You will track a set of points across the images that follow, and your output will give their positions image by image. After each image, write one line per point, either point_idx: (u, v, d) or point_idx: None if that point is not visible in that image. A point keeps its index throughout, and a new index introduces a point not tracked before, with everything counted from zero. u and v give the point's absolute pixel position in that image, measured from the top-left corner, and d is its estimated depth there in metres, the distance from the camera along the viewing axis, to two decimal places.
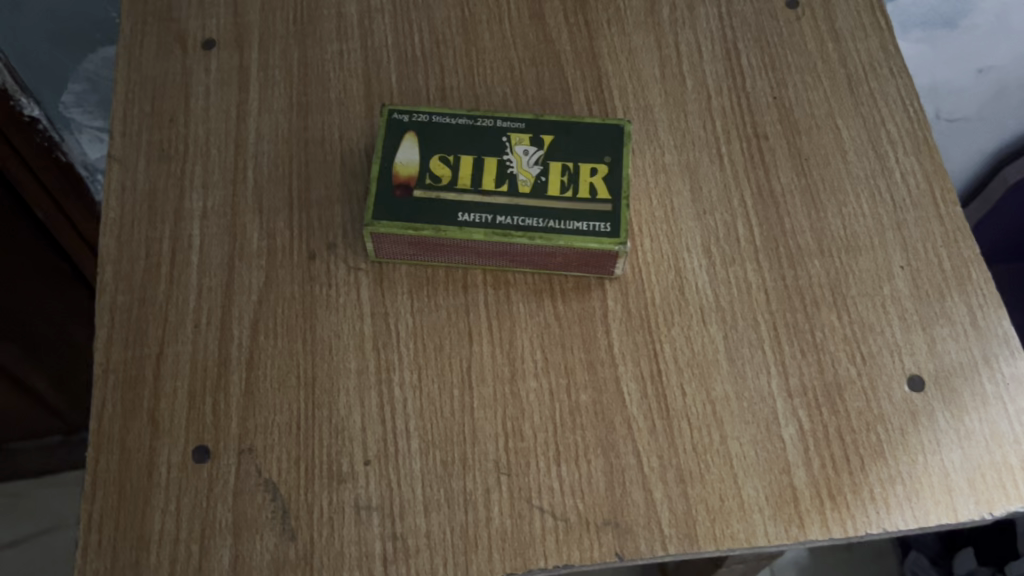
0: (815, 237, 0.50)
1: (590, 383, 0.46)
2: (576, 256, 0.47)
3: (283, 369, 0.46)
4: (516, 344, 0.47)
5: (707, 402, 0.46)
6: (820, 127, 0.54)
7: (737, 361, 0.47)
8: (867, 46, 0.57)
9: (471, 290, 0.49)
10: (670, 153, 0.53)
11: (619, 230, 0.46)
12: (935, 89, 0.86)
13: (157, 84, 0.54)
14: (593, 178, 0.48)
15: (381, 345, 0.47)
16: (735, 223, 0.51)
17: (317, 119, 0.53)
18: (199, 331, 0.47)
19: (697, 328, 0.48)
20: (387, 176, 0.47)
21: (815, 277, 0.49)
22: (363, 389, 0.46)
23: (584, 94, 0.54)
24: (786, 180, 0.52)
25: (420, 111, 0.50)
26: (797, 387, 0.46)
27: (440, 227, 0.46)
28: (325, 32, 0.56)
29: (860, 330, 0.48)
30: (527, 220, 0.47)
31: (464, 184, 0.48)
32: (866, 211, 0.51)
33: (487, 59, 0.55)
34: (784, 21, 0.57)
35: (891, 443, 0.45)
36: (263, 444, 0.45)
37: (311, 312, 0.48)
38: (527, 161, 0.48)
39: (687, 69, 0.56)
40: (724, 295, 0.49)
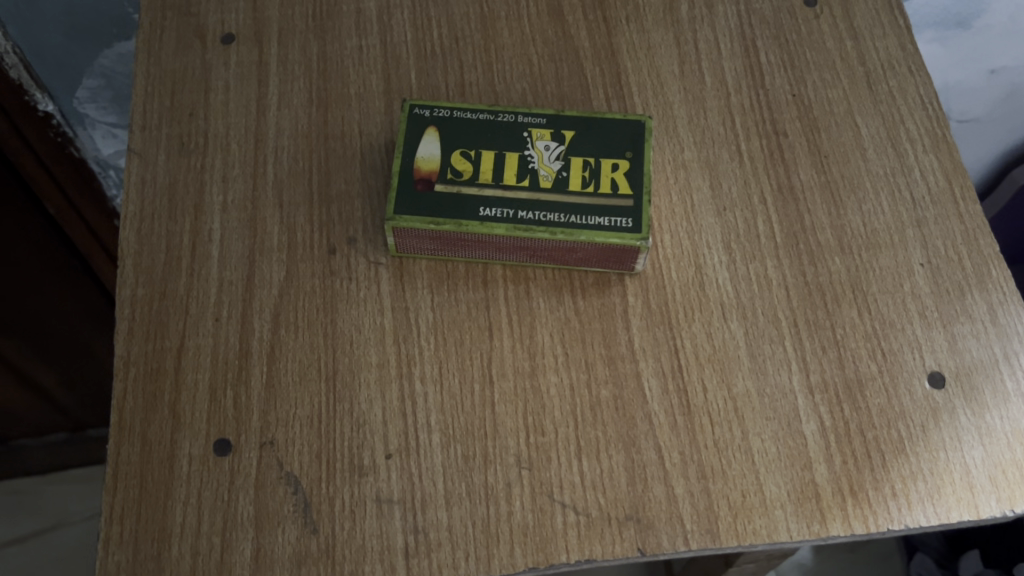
0: (836, 234, 0.50)
1: (610, 378, 0.46)
2: (597, 251, 0.47)
3: (304, 363, 0.46)
4: (537, 340, 0.47)
5: (728, 398, 0.46)
6: (840, 125, 0.54)
7: (758, 357, 0.47)
8: (885, 44, 0.57)
9: (492, 285, 0.49)
10: (689, 150, 0.53)
11: (641, 225, 0.46)
12: (948, 90, 0.86)
13: (176, 78, 0.54)
14: (615, 173, 0.48)
15: (402, 339, 0.47)
16: (755, 220, 0.51)
17: (337, 114, 0.53)
18: (220, 324, 0.47)
19: (718, 324, 0.48)
20: (409, 170, 0.47)
21: (835, 274, 0.49)
22: (384, 383, 0.46)
23: (604, 90, 0.54)
24: (806, 177, 0.52)
25: (441, 106, 0.50)
26: (818, 384, 0.46)
27: (462, 221, 0.46)
28: (344, 28, 0.56)
29: (880, 327, 0.48)
30: (549, 215, 0.47)
31: (485, 179, 0.48)
32: (886, 209, 0.51)
33: (506, 56, 0.55)
34: (803, 19, 0.57)
35: (912, 439, 0.45)
36: (284, 438, 0.45)
37: (332, 306, 0.48)
38: (548, 156, 0.49)
39: (706, 66, 0.56)
40: (745, 292, 0.49)
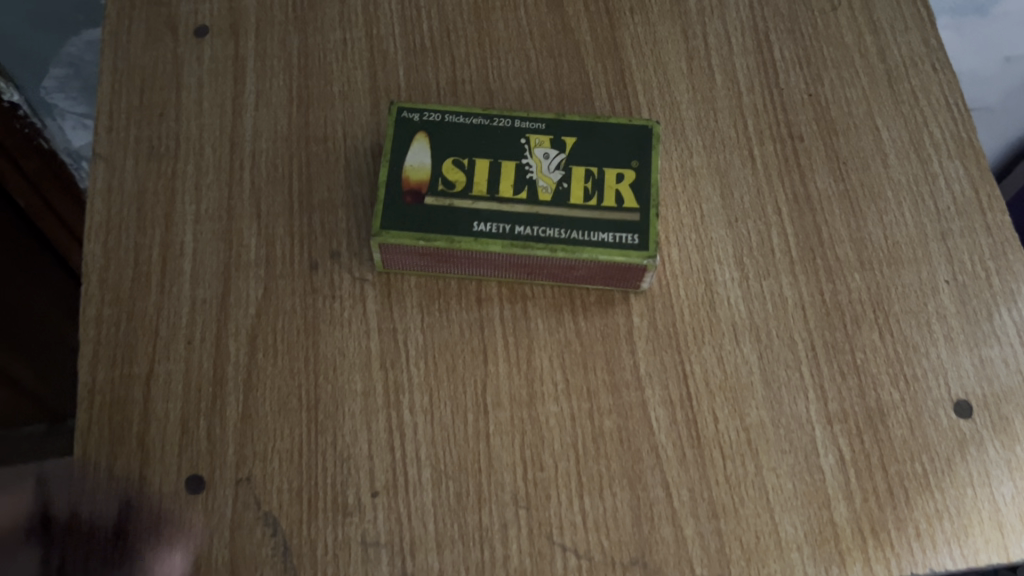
0: (855, 248, 0.47)
1: (614, 408, 0.43)
2: (601, 269, 0.44)
3: (284, 391, 0.43)
4: (535, 365, 0.44)
5: (741, 429, 0.43)
6: (859, 127, 0.50)
7: (773, 384, 0.44)
8: (907, 38, 0.53)
9: (486, 303, 0.45)
10: (698, 155, 0.49)
11: (648, 242, 0.43)
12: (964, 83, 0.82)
13: (145, 74, 0.50)
14: (619, 185, 0.44)
15: (389, 364, 0.44)
16: (769, 232, 0.47)
17: (319, 114, 0.49)
18: (192, 348, 0.44)
19: (730, 347, 0.44)
20: (397, 181, 0.44)
21: (855, 292, 0.46)
22: (370, 414, 0.42)
23: (606, 89, 0.50)
24: (823, 185, 0.48)
25: (431, 109, 0.46)
26: (837, 413, 0.43)
27: (454, 238, 0.43)
28: (326, 19, 0.52)
29: (902, 351, 0.45)
30: (548, 230, 0.43)
31: (479, 191, 0.44)
32: (909, 219, 0.48)
33: (501, 50, 0.51)
34: (819, 11, 0.53)
35: (937, 474, 0.42)
36: (262, 473, 0.41)
37: (313, 327, 0.44)
38: (548, 165, 0.45)
39: (716, 62, 0.52)
40: (759, 311, 0.45)
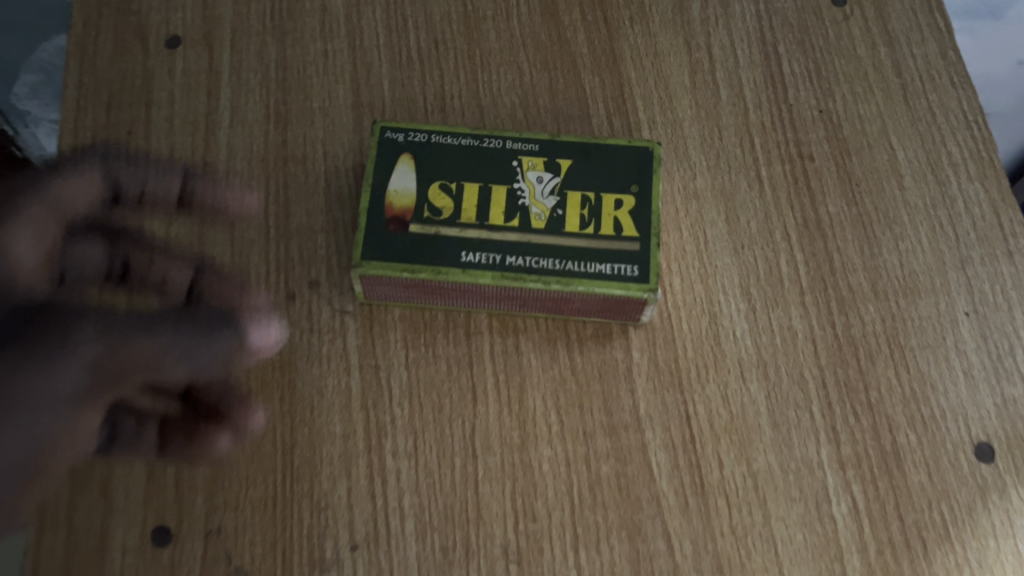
0: (869, 277, 0.44)
1: (612, 452, 0.40)
2: (598, 302, 0.41)
3: (257, 434, 0.40)
4: (527, 405, 0.41)
5: (747, 475, 0.40)
6: (873, 146, 0.47)
7: (782, 426, 0.41)
8: (924, 50, 0.49)
9: (475, 338, 0.42)
10: (702, 176, 0.46)
11: (649, 275, 0.40)
12: (1006, 103, 0.78)
13: (112, 88, 0.47)
14: (617, 212, 0.41)
15: (371, 404, 0.41)
16: (778, 260, 0.44)
17: (297, 132, 0.46)
18: None
19: (736, 386, 0.42)
20: (380, 207, 0.41)
21: (869, 325, 0.43)
22: (350, 459, 0.40)
23: (604, 105, 0.48)
24: (835, 209, 0.46)
25: (417, 129, 0.43)
26: (850, 457, 0.41)
27: (440, 269, 0.40)
28: (307, 29, 0.49)
29: (920, 389, 0.42)
30: (542, 261, 0.40)
31: (468, 218, 0.41)
32: (926, 246, 0.45)
33: (492, 63, 0.48)
34: (830, 21, 0.50)
35: (957, 524, 0.39)
36: (233, 524, 0.38)
37: (289, 364, 0.41)
38: (541, 190, 0.42)
39: (721, 76, 0.49)
40: (767, 346, 0.42)
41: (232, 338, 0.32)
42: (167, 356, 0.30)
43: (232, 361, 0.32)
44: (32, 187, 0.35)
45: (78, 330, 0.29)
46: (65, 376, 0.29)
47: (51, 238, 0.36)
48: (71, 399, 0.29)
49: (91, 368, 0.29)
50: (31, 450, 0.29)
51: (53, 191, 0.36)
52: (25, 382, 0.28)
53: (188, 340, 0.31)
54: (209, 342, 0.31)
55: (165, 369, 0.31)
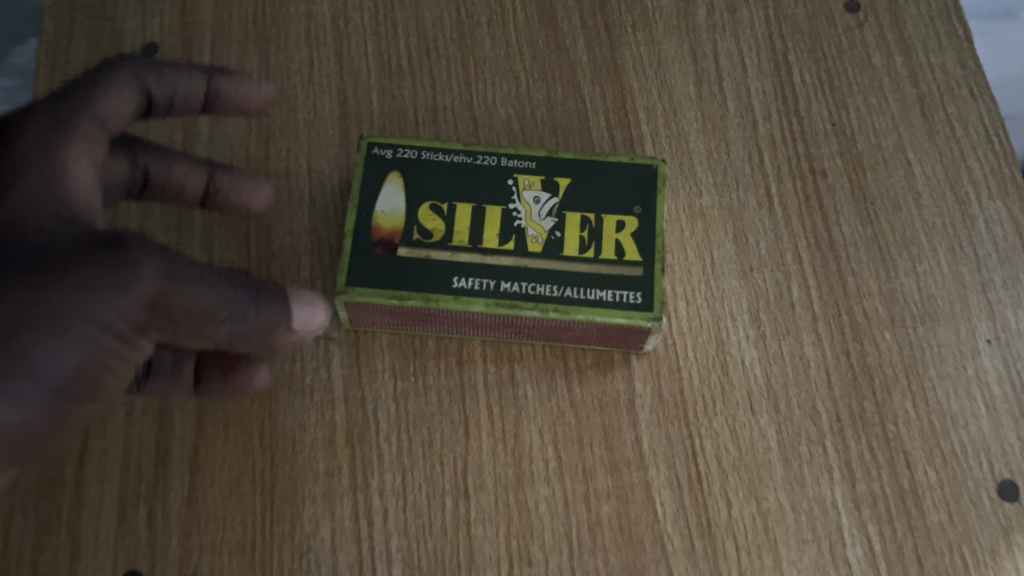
0: (885, 302, 0.42)
1: (613, 491, 0.38)
2: (599, 331, 0.38)
3: (236, 472, 0.38)
4: (523, 439, 0.38)
5: (757, 516, 0.38)
6: (889, 162, 0.45)
7: (793, 462, 0.39)
8: (941, 59, 0.47)
9: (468, 367, 0.40)
10: (708, 194, 0.44)
11: (653, 302, 0.37)
12: None
13: None
14: (619, 234, 0.39)
15: (356, 439, 0.38)
16: (789, 284, 0.42)
17: (281, 146, 0.44)
18: (132, 421, 0.38)
19: (744, 419, 0.39)
20: (367, 229, 0.38)
21: (885, 354, 0.41)
22: (334, 498, 0.37)
23: (605, 117, 0.45)
24: (848, 229, 0.43)
25: (406, 145, 0.40)
26: (865, 496, 0.38)
27: (431, 296, 0.37)
28: (291, 36, 0.46)
29: (939, 423, 0.40)
30: (539, 287, 0.38)
31: (460, 241, 0.38)
32: (945, 269, 0.42)
33: (487, 72, 0.46)
34: (843, 28, 0.48)
35: (979, 568, 0.37)
36: (209, 570, 0.36)
37: (270, 396, 0.39)
38: (538, 211, 0.39)
39: (728, 86, 0.46)
40: (777, 376, 0.40)
41: (279, 307, 0.33)
42: (219, 311, 0.32)
43: (274, 334, 0.34)
44: (78, 103, 0.35)
45: (145, 256, 0.30)
46: (129, 302, 0.29)
47: (101, 151, 0.36)
48: (132, 324, 0.30)
49: (151, 296, 0.30)
50: (87, 365, 0.29)
51: (97, 106, 0.35)
52: (93, 294, 0.29)
53: (240, 297, 0.32)
54: (258, 304, 0.33)
55: (216, 321, 0.32)
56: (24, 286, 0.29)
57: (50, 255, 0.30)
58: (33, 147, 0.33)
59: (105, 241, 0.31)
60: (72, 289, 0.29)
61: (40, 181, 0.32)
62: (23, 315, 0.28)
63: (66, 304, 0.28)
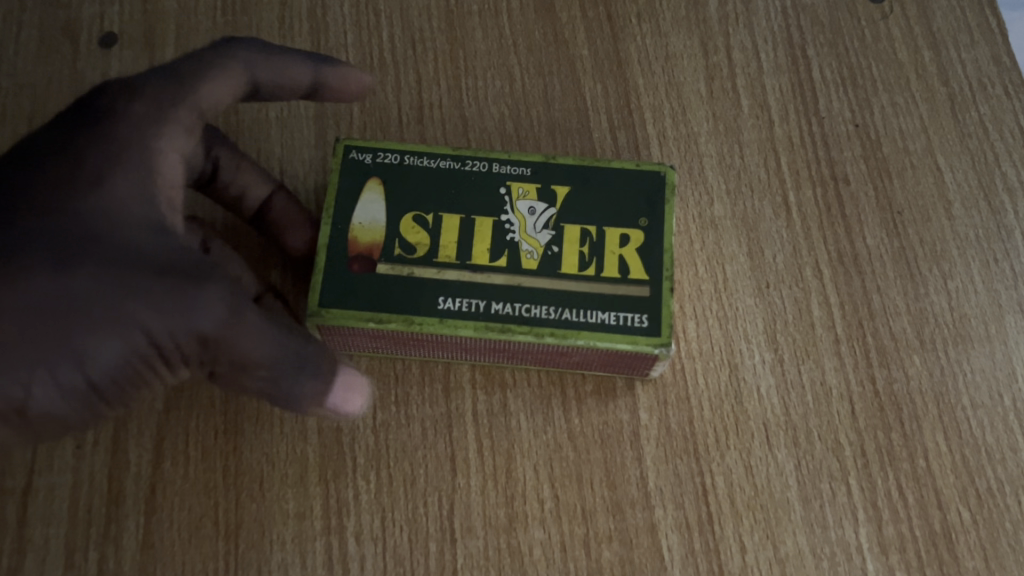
0: (914, 323, 0.38)
1: (615, 534, 0.34)
2: (600, 356, 0.34)
3: (196, 512, 0.34)
4: (515, 476, 0.35)
5: (774, 562, 0.34)
6: (917, 167, 0.41)
7: (814, 502, 0.35)
8: (973, 54, 0.43)
9: (455, 395, 0.36)
10: (720, 202, 0.40)
11: (661, 325, 0.33)
12: None
13: (35, 94, 0.40)
14: (623, 250, 0.35)
15: (330, 476, 0.34)
16: (809, 302, 0.38)
17: (250, 147, 0.40)
18: (82, 455, 0.35)
19: (760, 453, 0.35)
20: (343, 243, 0.34)
21: (914, 380, 0.37)
22: (305, 543, 0.33)
23: (607, 117, 0.41)
24: (873, 241, 0.39)
25: (388, 149, 0.36)
26: (893, 539, 0.35)
27: (413, 318, 0.33)
28: (263, 25, 0.42)
29: (974, 458, 0.36)
30: (534, 309, 0.34)
31: (447, 256, 0.35)
32: (979, 286, 0.39)
33: (478, 67, 0.42)
34: (866, 20, 0.44)
35: None
36: None
37: (235, 428, 0.35)
38: (533, 224, 0.35)
39: (742, 83, 0.42)
40: (796, 406, 0.36)
41: (320, 385, 0.31)
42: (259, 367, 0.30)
43: (308, 407, 0.32)
44: (180, 89, 0.32)
45: (220, 294, 0.29)
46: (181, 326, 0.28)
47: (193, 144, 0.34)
48: (182, 351, 0.29)
49: (209, 336, 0.29)
50: (123, 369, 0.28)
51: (196, 98, 0.33)
52: (161, 317, 0.28)
53: (287, 364, 0.30)
54: (300, 377, 0.31)
55: (251, 375, 0.30)
56: (105, 275, 0.28)
57: (138, 252, 0.29)
58: (129, 134, 0.31)
59: (194, 262, 0.30)
60: (143, 305, 0.28)
61: (135, 180, 0.30)
62: (91, 309, 0.28)
63: (132, 316, 0.28)
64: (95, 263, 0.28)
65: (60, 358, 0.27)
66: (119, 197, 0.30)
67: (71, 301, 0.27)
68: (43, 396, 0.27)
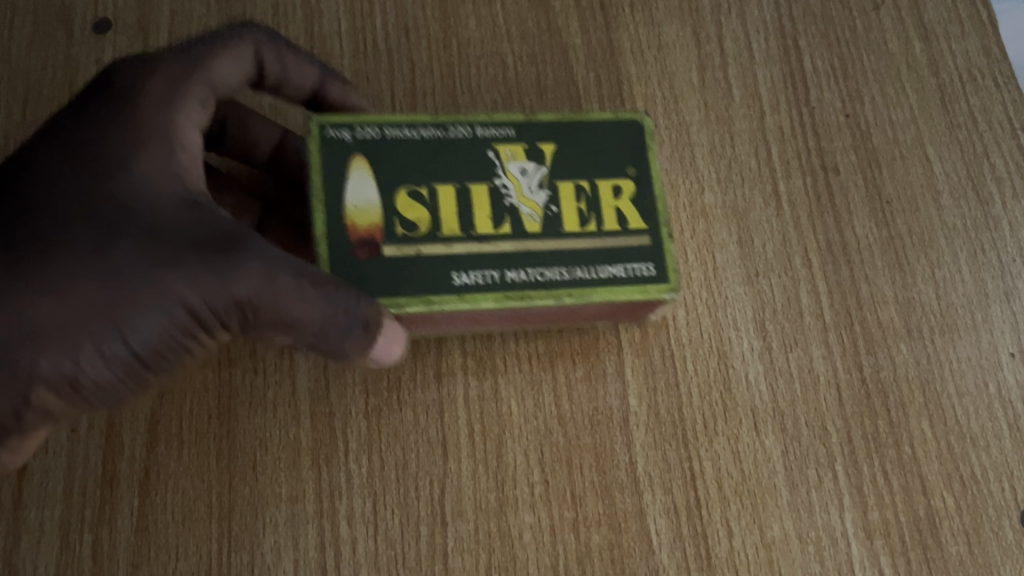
0: (901, 311, 0.38)
1: (604, 518, 0.35)
2: (610, 308, 0.33)
3: (190, 495, 0.34)
4: (506, 461, 0.35)
5: (761, 547, 0.34)
6: (906, 157, 0.41)
7: (801, 488, 0.35)
8: (964, 45, 0.43)
9: (447, 380, 0.36)
10: (710, 191, 0.40)
11: (668, 272, 0.32)
12: None
13: (30, 80, 0.41)
14: (618, 200, 0.33)
15: (323, 460, 0.35)
16: (797, 290, 0.38)
17: None
18: (77, 438, 0.35)
19: (748, 440, 0.36)
20: (340, 229, 0.31)
21: (901, 368, 0.37)
22: (298, 527, 0.34)
23: (599, 106, 0.41)
24: (862, 230, 0.40)
25: (363, 120, 0.32)
26: (878, 524, 0.35)
27: (432, 298, 0.31)
28: (257, 12, 0.42)
29: (959, 445, 0.36)
30: (546, 272, 0.32)
31: (450, 229, 0.32)
32: (966, 275, 0.39)
33: (471, 55, 0.42)
34: (858, 11, 0.44)
35: None
36: None
37: (229, 412, 0.35)
38: (528, 185, 0.33)
39: (734, 73, 0.43)
40: (784, 392, 0.37)
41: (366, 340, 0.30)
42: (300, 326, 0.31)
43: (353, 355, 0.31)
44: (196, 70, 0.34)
45: (252, 263, 0.30)
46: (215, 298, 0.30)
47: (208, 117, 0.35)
48: (221, 317, 0.30)
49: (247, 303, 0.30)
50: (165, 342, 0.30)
51: (211, 72, 0.34)
52: (198, 289, 0.30)
53: (337, 323, 0.30)
54: (346, 335, 0.30)
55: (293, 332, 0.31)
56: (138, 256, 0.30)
57: (173, 225, 0.30)
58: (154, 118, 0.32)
59: (228, 231, 0.31)
60: (178, 281, 0.30)
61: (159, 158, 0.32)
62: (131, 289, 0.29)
63: (170, 290, 0.30)
64: (134, 239, 0.30)
65: (105, 331, 0.29)
66: (147, 174, 0.31)
67: (116, 279, 0.29)
68: (93, 369, 0.30)
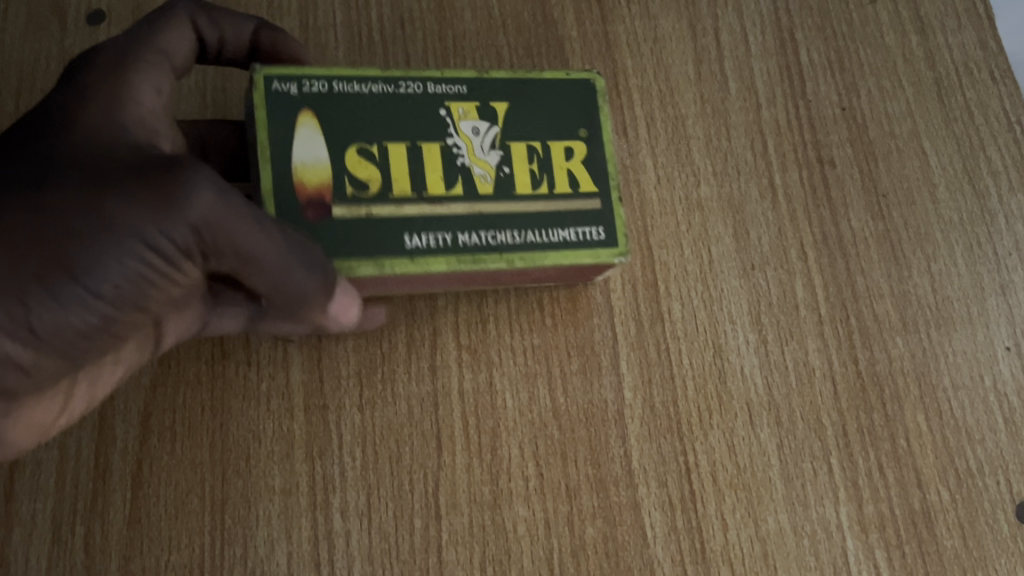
0: (897, 305, 0.38)
1: (599, 511, 0.34)
2: (558, 271, 0.34)
3: (183, 488, 0.34)
4: (501, 454, 0.35)
5: (756, 540, 0.34)
6: (902, 151, 0.41)
7: (797, 482, 0.35)
8: (960, 39, 0.43)
9: (441, 372, 0.36)
10: (706, 184, 0.40)
11: (617, 236, 0.33)
12: None
13: (24, 71, 0.40)
14: (569, 163, 0.34)
15: (317, 452, 0.35)
16: (794, 283, 0.38)
17: None
18: (68, 431, 0.34)
19: (744, 433, 0.36)
20: (289, 186, 0.31)
21: (897, 361, 0.37)
22: (291, 520, 0.34)
23: None
24: (858, 224, 0.40)
25: (313, 76, 0.32)
26: (873, 518, 0.35)
27: (383, 260, 0.31)
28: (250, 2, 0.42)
29: (954, 438, 0.36)
30: (499, 235, 0.32)
31: (401, 190, 0.32)
32: (962, 268, 0.39)
33: (466, 47, 0.42)
34: (855, 3, 0.44)
35: None
36: None
37: (222, 405, 0.35)
38: (480, 145, 0.33)
39: (730, 66, 0.42)
40: (779, 386, 0.37)
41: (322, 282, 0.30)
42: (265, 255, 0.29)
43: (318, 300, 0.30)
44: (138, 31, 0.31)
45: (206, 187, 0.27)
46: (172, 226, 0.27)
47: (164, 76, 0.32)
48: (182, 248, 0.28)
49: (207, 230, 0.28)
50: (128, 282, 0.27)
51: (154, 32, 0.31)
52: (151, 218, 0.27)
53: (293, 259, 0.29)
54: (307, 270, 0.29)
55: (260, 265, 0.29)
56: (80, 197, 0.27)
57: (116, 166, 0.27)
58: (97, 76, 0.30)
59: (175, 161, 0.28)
60: (126, 215, 0.26)
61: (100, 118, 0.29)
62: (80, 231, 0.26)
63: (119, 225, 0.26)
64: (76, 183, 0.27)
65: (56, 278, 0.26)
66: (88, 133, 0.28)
67: (61, 220, 0.26)
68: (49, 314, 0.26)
